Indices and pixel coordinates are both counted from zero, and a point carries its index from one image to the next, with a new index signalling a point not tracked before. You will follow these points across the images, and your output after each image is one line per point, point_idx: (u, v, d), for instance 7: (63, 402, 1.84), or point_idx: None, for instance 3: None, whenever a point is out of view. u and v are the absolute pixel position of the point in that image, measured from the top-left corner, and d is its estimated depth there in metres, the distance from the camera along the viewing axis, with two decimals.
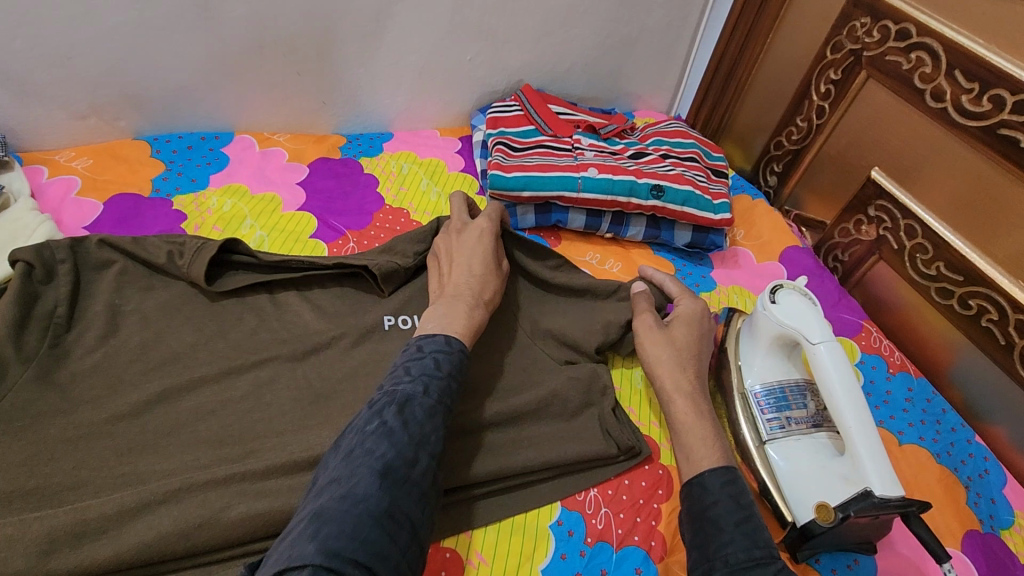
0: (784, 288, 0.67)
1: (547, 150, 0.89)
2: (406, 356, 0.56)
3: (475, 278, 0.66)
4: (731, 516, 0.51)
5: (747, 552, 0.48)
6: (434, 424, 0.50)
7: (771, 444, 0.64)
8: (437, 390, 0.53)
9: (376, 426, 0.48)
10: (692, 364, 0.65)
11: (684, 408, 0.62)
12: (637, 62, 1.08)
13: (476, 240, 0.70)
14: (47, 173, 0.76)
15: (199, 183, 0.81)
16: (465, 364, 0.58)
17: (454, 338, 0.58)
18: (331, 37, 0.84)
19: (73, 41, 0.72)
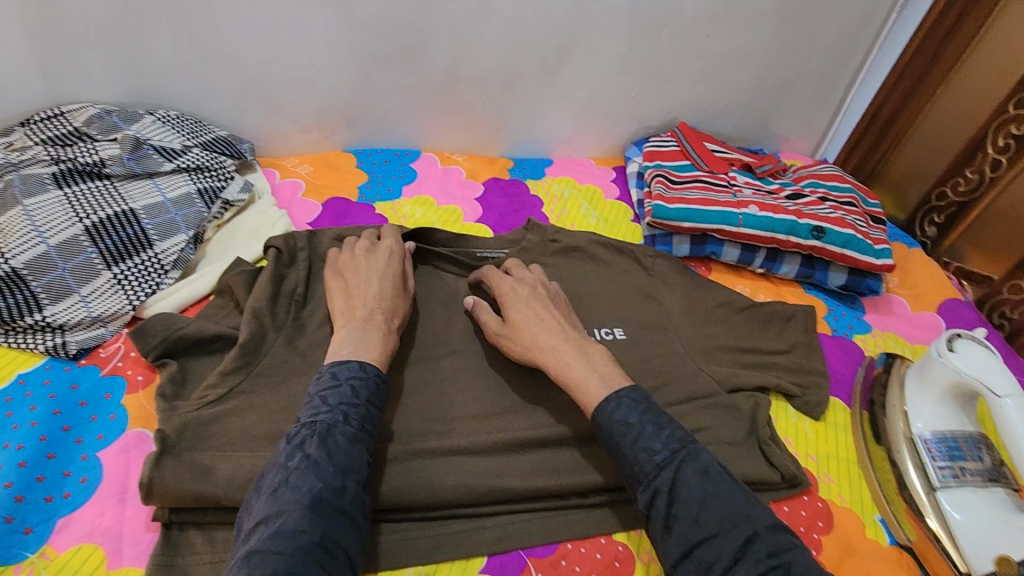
0: (962, 338, 0.67)
1: (706, 185, 0.93)
2: (320, 385, 0.56)
3: (385, 300, 0.67)
4: (626, 438, 0.55)
5: (648, 461, 0.54)
6: (358, 451, 0.53)
7: (943, 492, 0.64)
8: (357, 416, 0.54)
9: (299, 461, 0.50)
10: (547, 328, 0.66)
11: (568, 357, 0.63)
12: (790, 105, 1.11)
13: (386, 261, 0.71)
14: (278, 175, 0.91)
15: (394, 192, 0.93)
16: (384, 386, 0.59)
17: (368, 363, 0.59)
18: (517, 73, 0.94)
19: (314, 69, 0.87)
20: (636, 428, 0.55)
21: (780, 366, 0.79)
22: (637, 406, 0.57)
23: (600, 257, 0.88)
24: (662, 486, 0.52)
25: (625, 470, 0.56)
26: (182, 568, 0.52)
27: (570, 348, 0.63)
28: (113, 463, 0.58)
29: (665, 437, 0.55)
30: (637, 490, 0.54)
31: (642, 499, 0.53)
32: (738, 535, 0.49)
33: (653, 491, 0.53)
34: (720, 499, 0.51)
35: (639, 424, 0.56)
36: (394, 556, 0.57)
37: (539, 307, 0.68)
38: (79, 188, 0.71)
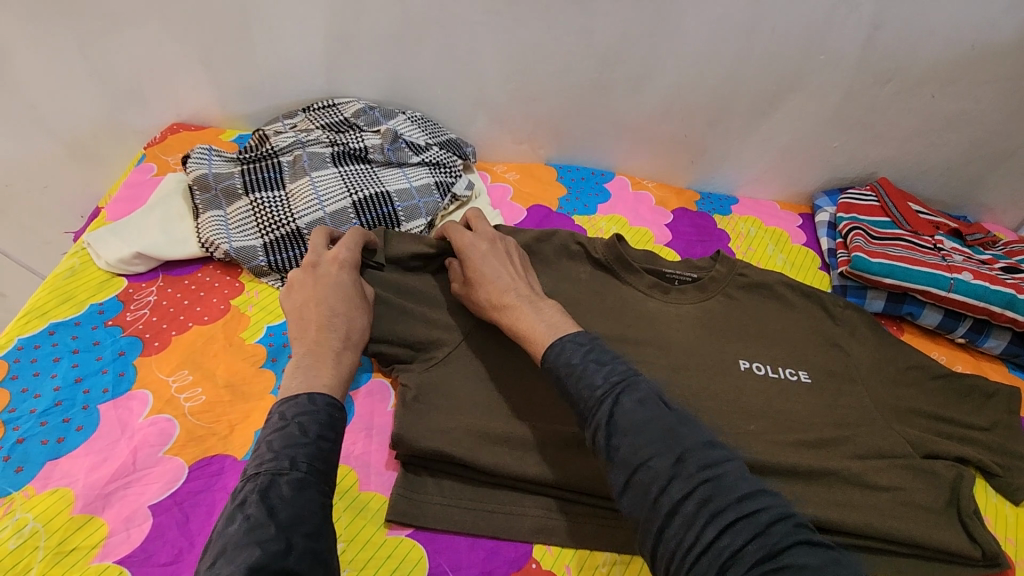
0: None
1: (911, 245, 0.91)
2: (266, 429, 0.50)
3: (335, 316, 0.62)
4: (574, 377, 0.55)
5: (590, 393, 0.54)
6: (306, 497, 0.46)
7: None
8: (305, 456, 0.48)
9: (238, 526, 0.43)
10: (504, 282, 0.67)
11: (518, 313, 0.64)
12: (1005, 175, 1.05)
13: (332, 276, 0.66)
14: (490, 178, 1.01)
15: (590, 208, 0.99)
16: (337, 417, 0.53)
17: (317, 394, 0.53)
18: (725, 112, 0.99)
19: (543, 88, 0.97)
20: (580, 365, 0.56)
21: (980, 443, 0.75)
22: (596, 347, 0.58)
23: (787, 298, 0.88)
24: (604, 415, 0.52)
25: (570, 402, 0.56)
26: (417, 503, 0.60)
27: (523, 299, 0.65)
28: (362, 403, 0.68)
29: (606, 370, 0.54)
30: (586, 428, 0.54)
31: (589, 435, 0.53)
32: (672, 454, 0.49)
33: (598, 424, 0.52)
34: (659, 421, 0.51)
35: (581, 364, 0.56)
36: (589, 540, 0.60)
37: (494, 263, 0.70)
38: (349, 168, 0.85)
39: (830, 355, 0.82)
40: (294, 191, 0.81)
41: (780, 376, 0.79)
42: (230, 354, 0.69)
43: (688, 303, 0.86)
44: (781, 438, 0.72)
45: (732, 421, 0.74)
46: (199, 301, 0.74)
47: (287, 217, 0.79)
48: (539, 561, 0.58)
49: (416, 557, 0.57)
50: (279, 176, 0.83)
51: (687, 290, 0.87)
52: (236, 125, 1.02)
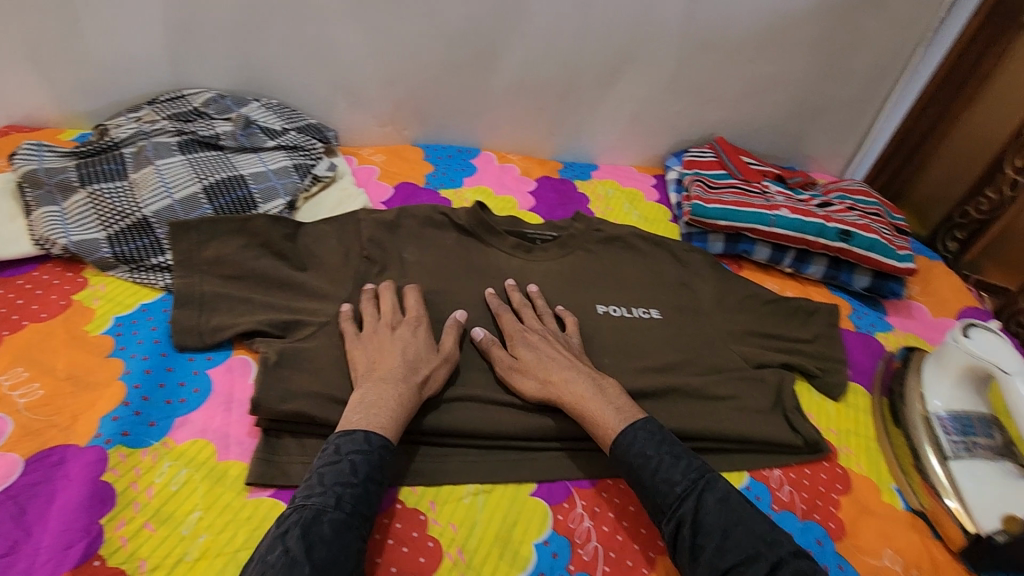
0: (976, 326, 0.73)
1: (741, 191, 1.02)
2: (321, 460, 0.56)
3: (407, 361, 0.65)
4: (648, 469, 0.59)
5: (672, 491, 0.58)
6: (345, 541, 0.51)
7: (955, 461, 0.69)
8: (351, 496, 0.53)
9: (277, 556, 0.48)
10: (560, 365, 0.69)
11: (583, 391, 0.66)
12: (822, 128, 1.19)
13: (408, 331, 0.69)
14: (356, 161, 1.02)
15: (456, 182, 1.03)
16: (387, 459, 0.58)
17: (374, 435, 0.58)
18: (573, 85, 1.06)
19: (399, 70, 0.99)
20: (655, 459, 0.60)
21: (806, 353, 0.86)
22: (657, 436, 0.62)
23: (638, 248, 0.97)
24: (688, 514, 0.56)
25: (644, 496, 0.59)
26: (278, 464, 0.60)
27: (594, 386, 0.66)
28: (221, 379, 0.67)
29: (686, 466, 0.59)
30: (662, 521, 0.58)
31: (668, 531, 0.57)
32: (764, 562, 0.52)
33: (678, 520, 0.56)
34: (744, 527, 0.55)
35: (657, 457, 0.60)
36: (453, 475, 0.64)
37: (545, 348, 0.71)
38: (199, 155, 0.84)
39: (677, 295, 0.91)
40: (138, 180, 0.79)
41: (634, 316, 0.87)
42: (72, 347, 0.67)
43: (551, 260, 0.93)
44: (636, 367, 0.79)
45: (592, 359, 0.80)
46: (35, 299, 0.71)
47: (133, 207, 0.77)
48: (404, 501, 0.61)
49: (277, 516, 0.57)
50: (121, 168, 0.80)
51: (548, 248, 0.93)
52: (80, 125, 0.97)
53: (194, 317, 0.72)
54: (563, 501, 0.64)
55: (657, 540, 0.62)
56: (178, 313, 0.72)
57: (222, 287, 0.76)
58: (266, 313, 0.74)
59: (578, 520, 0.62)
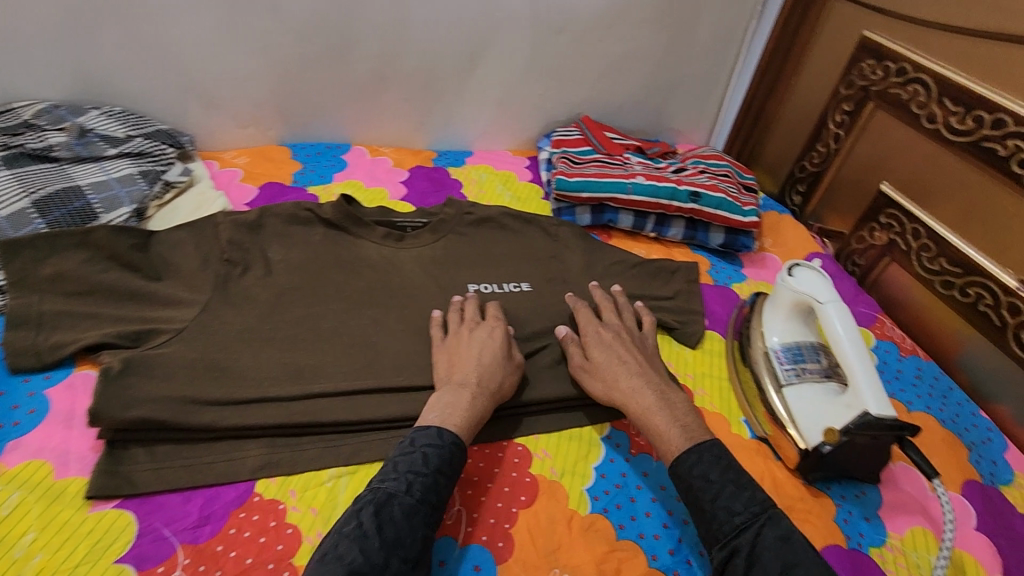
0: (800, 265, 0.81)
1: (603, 164, 1.07)
2: (398, 449, 0.60)
3: (483, 366, 0.70)
4: (708, 495, 0.58)
5: (730, 521, 0.56)
6: (412, 526, 0.53)
7: (788, 388, 0.76)
8: (421, 486, 0.56)
9: (352, 528, 0.52)
10: (629, 370, 0.72)
11: (649, 402, 0.68)
12: (680, 102, 1.27)
13: (486, 335, 0.74)
14: (218, 165, 1.00)
15: (326, 178, 1.02)
16: (458, 456, 0.61)
17: (446, 431, 0.62)
18: (434, 73, 1.08)
19: (251, 69, 0.98)
20: (717, 484, 0.58)
21: (667, 309, 0.92)
22: (716, 462, 0.60)
23: (509, 226, 0.99)
24: (743, 544, 0.54)
25: (701, 525, 0.58)
26: (124, 474, 0.59)
27: (656, 394, 0.69)
28: (61, 398, 0.65)
29: (746, 496, 0.57)
30: (713, 546, 0.57)
31: (718, 557, 0.55)
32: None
33: (733, 550, 0.55)
34: (802, 568, 0.52)
35: (719, 481, 0.59)
36: (315, 462, 0.63)
37: (613, 355, 0.74)
38: (27, 169, 0.81)
39: (548, 267, 0.95)
40: None
41: (504, 291, 0.90)
42: None
43: (424, 246, 0.94)
44: None
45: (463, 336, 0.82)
46: None
47: None
48: (262, 494, 0.60)
49: (122, 525, 0.56)
50: None
51: (419, 234, 0.95)
52: None
53: (31, 337, 0.68)
54: None
55: (519, 495, 0.65)
56: (12, 335, 0.68)
57: (63, 304, 0.72)
58: (114, 326, 0.71)
59: None
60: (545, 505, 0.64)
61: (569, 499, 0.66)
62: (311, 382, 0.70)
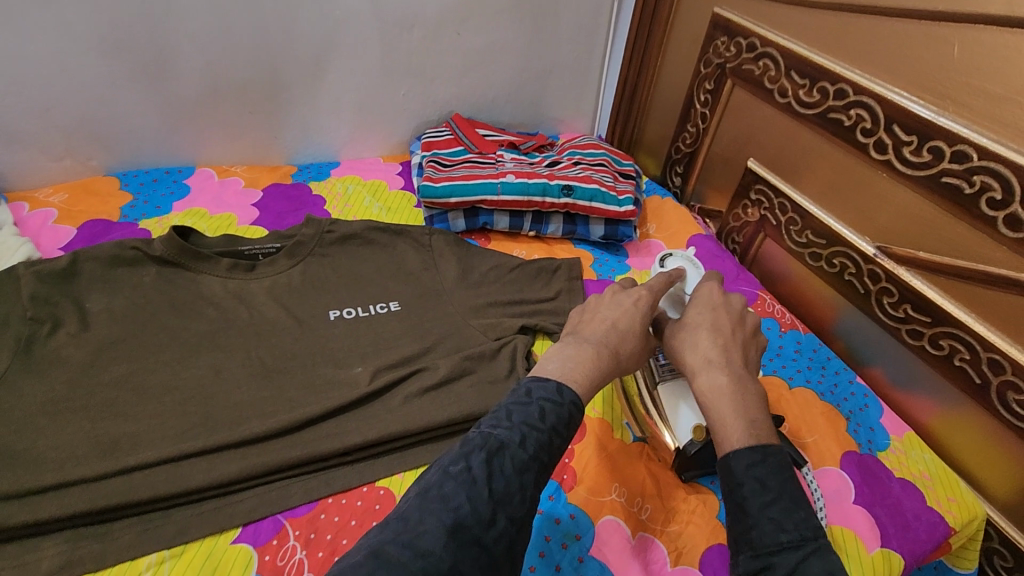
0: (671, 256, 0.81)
1: (473, 164, 1.02)
2: (513, 397, 0.51)
3: (615, 330, 0.61)
4: (757, 499, 0.46)
5: (773, 537, 0.44)
6: (523, 484, 0.45)
7: (662, 384, 0.70)
8: (536, 442, 0.47)
9: (459, 470, 0.44)
10: (716, 341, 0.59)
11: (724, 384, 0.55)
12: (556, 91, 1.23)
13: (631, 300, 0.64)
14: (28, 208, 0.87)
15: (163, 209, 0.91)
16: (576, 418, 0.52)
17: (567, 388, 0.53)
18: (277, 82, 0.98)
19: (54, 94, 0.86)
20: (774, 493, 0.46)
21: (546, 311, 0.87)
22: (781, 468, 0.47)
23: (376, 241, 0.92)
24: (782, 564, 0.42)
25: (736, 529, 0.47)
26: None
27: (728, 372, 0.56)
28: None
29: (802, 517, 0.44)
30: (741, 553, 0.45)
31: (745, 567, 0.44)
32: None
33: (767, 566, 0.43)
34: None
35: (777, 490, 0.46)
36: (130, 551, 0.55)
37: (707, 319, 0.61)
38: None
39: (421, 281, 0.88)
40: None
41: (370, 314, 0.82)
42: None
43: (278, 273, 0.85)
44: (369, 366, 0.74)
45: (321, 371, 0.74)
46: None
47: None
48: None
49: None
50: None
51: (271, 261, 0.86)
52: None
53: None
54: (272, 539, 0.58)
55: None
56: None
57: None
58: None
59: (288, 554, 0.57)
60: None
61: None
62: (129, 453, 0.61)
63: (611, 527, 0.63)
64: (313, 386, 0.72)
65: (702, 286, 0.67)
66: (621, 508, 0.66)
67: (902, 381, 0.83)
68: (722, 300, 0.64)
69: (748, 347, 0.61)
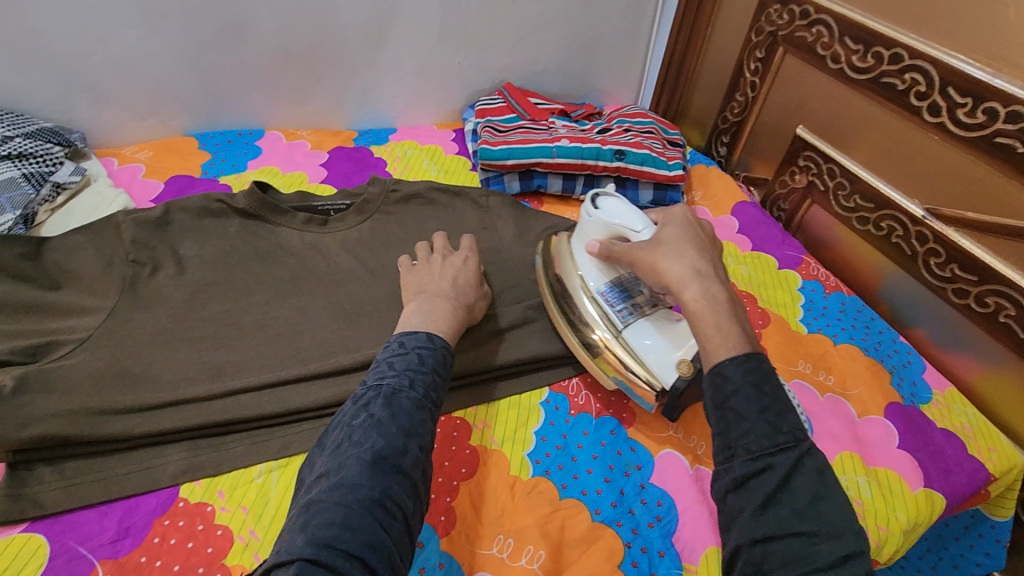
0: (603, 195, 0.74)
1: (528, 130, 1.05)
2: (389, 352, 0.59)
3: (460, 288, 0.72)
4: (756, 404, 0.49)
5: (768, 439, 0.48)
6: (422, 416, 0.53)
7: (628, 330, 0.69)
8: (423, 383, 0.56)
9: (363, 419, 0.52)
10: (697, 254, 0.60)
11: (713, 293, 0.56)
12: (604, 62, 1.26)
13: (460, 262, 0.76)
14: (117, 162, 0.93)
15: (238, 166, 0.97)
16: (449, 359, 0.62)
17: (435, 336, 0.62)
18: (343, 48, 1.03)
19: (141, 55, 0.92)
20: (770, 398, 0.49)
21: None
22: (769, 375, 0.51)
23: (438, 200, 0.97)
24: (781, 464, 0.47)
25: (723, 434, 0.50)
26: (30, 497, 0.55)
27: (720, 284, 0.57)
28: None
29: (794, 420, 0.49)
30: (734, 457, 0.49)
31: (741, 470, 0.48)
32: (845, 544, 0.44)
33: (764, 466, 0.47)
34: (831, 503, 0.46)
35: (772, 394, 0.50)
36: (242, 460, 0.61)
37: (685, 237, 0.62)
38: None
39: (481, 238, 0.93)
40: None
41: None
42: None
43: (349, 227, 0.90)
44: None
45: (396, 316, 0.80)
46: None
47: None
48: (187, 498, 0.57)
49: (32, 549, 0.52)
50: None
51: (342, 216, 0.91)
52: None
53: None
54: None
55: (460, 467, 0.64)
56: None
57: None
58: (9, 342, 0.65)
59: None
60: (487, 475, 0.64)
61: (510, 466, 0.65)
62: (232, 379, 0.67)
63: (670, 460, 0.68)
64: (390, 327, 0.77)
65: (672, 208, 0.67)
66: (678, 443, 0.70)
67: (944, 341, 0.86)
68: (696, 220, 0.65)
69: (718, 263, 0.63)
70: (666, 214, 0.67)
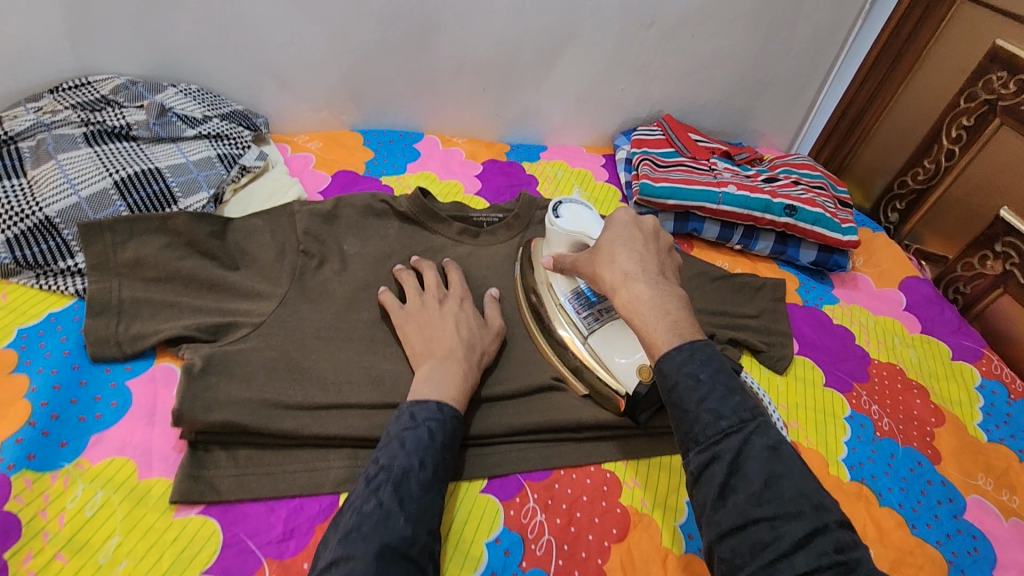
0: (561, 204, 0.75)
1: (689, 169, 1.01)
2: (399, 424, 0.55)
3: (463, 343, 0.65)
4: (693, 395, 0.47)
5: (715, 427, 0.46)
6: (430, 497, 0.51)
7: (592, 336, 0.70)
8: (433, 461, 0.53)
9: (372, 508, 0.48)
10: (630, 251, 0.58)
11: (641, 291, 0.54)
12: (770, 104, 1.19)
13: (457, 309, 0.70)
14: (291, 150, 0.97)
15: (399, 168, 0.99)
16: (459, 429, 0.58)
17: (446, 404, 0.58)
18: (513, 64, 1.02)
19: (329, 52, 0.95)
20: (707, 386, 0.47)
21: (751, 328, 0.84)
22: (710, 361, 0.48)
23: None
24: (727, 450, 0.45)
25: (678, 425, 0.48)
26: (208, 479, 0.57)
27: (644, 281, 0.55)
28: (142, 391, 0.63)
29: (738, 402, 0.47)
30: (690, 450, 0.47)
31: (695, 463, 0.46)
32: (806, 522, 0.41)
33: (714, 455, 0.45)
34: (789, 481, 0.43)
35: (689, 347, 0.49)
36: None
37: (619, 237, 0.60)
38: (109, 147, 0.79)
39: None
40: (37, 178, 0.74)
41: None
42: None
43: (499, 243, 0.88)
44: None
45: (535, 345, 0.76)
46: None
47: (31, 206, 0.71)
48: None
49: (207, 533, 0.54)
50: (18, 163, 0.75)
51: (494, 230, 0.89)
52: None
53: (111, 326, 0.66)
54: (515, 496, 0.62)
55: (611, 528, 0.61)
56: (92, 322, 0.65)
57: (142, 291, 0.70)
58: (195, 317, 0.68)
59: (530, 514, 0.61)
60: (638, 541, 0.61)
61: (662, 535, 0.61)
62: (392, 390, 0.66)
63: None
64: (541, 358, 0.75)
65: (614, 212, 0.64)
66: None
67: None
68: (632, 221, 0.62)
69: (664, 260, 0.60)
70: (609, 219, 0.64)
